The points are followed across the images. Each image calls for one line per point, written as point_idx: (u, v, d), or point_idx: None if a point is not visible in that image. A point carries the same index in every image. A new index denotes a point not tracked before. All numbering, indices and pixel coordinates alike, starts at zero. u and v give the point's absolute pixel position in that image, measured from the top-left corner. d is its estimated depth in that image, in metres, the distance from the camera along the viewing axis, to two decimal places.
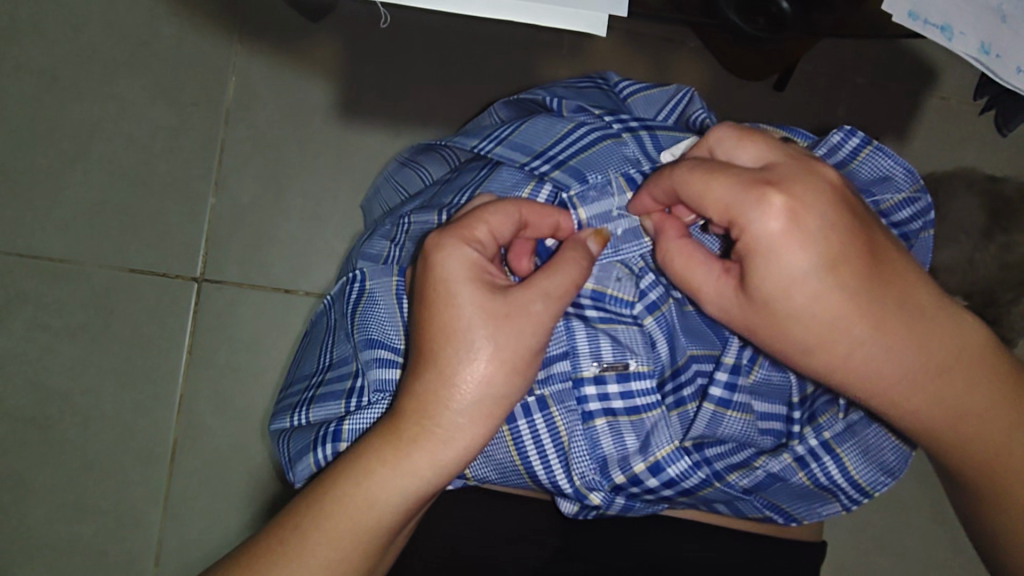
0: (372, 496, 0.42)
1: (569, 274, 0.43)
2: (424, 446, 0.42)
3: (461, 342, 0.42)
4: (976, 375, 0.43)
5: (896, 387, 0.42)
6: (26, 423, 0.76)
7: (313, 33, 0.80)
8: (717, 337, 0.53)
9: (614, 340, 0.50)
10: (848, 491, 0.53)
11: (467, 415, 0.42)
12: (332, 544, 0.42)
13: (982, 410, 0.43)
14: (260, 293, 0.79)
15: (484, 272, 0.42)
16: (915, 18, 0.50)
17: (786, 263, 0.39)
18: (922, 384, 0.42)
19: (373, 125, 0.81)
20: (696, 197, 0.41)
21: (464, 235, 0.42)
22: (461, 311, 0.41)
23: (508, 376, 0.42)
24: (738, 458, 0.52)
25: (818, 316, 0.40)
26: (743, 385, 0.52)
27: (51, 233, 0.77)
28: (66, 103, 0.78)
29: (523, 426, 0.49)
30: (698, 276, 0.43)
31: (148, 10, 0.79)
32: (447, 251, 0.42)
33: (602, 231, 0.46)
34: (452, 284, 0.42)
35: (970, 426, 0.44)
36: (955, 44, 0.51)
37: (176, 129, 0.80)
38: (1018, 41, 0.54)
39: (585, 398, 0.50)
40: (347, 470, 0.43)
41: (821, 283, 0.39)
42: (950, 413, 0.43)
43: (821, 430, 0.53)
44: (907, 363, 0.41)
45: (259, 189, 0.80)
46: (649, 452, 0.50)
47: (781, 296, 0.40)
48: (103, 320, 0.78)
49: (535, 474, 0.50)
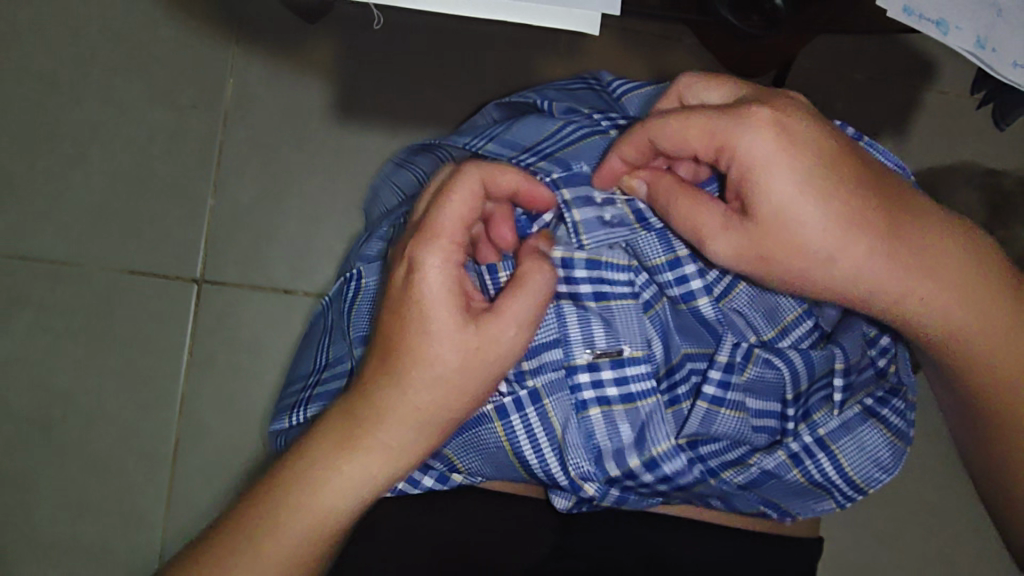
0: (327, 503, 0.43)
1: (540, 299, 0.44)
2: (379, 459, 0.44)
3: (431, 359, 0.43)
4: (964, 265, 0.45)
5: (905, 278, 0.44)
6: (30, 425, 0.77)
7: (311, 34, 0.80)
8: (712, 336, 0.54)
9: (608, 329, 0.52)
10: (843, 488, 0.54)
11: (417, 415, 0.43)
12: (282, 553, 0.43)
13: (979, 303, 0.46)
14: (260, 293, 0.80)
15: (462, 287, 0.43)
16: (910, 13, 0.51)
17: (785, 168, 0.41)
18: (926, 273, 0.44)
19: (370, 125, 0.81)
20: (673, 141, 0.42)
21: (445, 241, 0.42)
22: (428, 315, 0.42)
23: (468, 401, 0.45)
24: (732, 455, 0.54)
25: (824, 214, 0.42)
26: (736, 384, 0.52)
27: (52, 236, 0.78)
28: (65, 106, 0.79)
29: (516, 421, 0.51)
30: (691, 220, 0.44)
31: (146, 12, 0.80)
32: (426, 258, 0.42)
33: (547, 234, 0.49)
34: (432, 299, 0.42)
35: (971, 322, 0.46)
36: (951, 38, 0.52)
37: (175, 131, 0.80)
38: (1016, 34, 0.55)
39: (579, 387, 0.52)
40: (292, 474, 0.44)
41: (822, 195, 0.41)
42: (951, 306, 0.45)
43: (815, 426, 0.54)
44: (907, 252, 0.43)
45: (259, 190, 0.80)
46: (644, 447, 0.52)
47: (787, 202, 0.41)
48: (104, 322, 0.78)
49: (530, 466, 0.52)
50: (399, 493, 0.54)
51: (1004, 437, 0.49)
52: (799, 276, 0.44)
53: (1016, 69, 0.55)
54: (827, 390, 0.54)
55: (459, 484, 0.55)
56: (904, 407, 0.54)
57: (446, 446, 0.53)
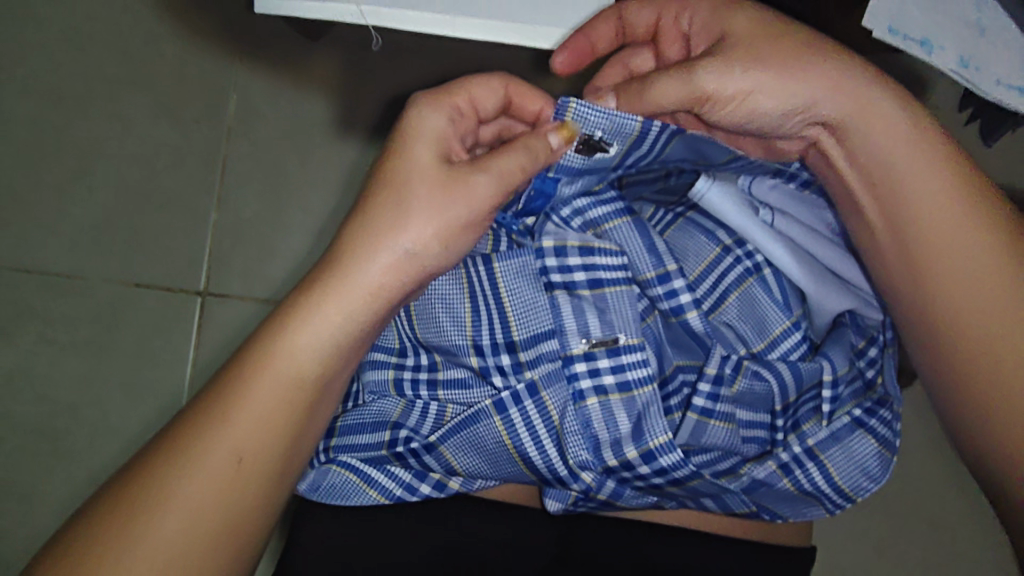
0: (292, 346, 0.45)
1: (518, 158, 0.47)
2: (334, 292, 0.46)
3: (399, 194, 0.47)
4: (923, 136, 0.49)
5: (857, 111, 0.48)
6: (34, 436, 0.78)
7: (311, 52, 0.81)
8: (702, 349, 0.56)
9: (603, 317, 0.54)
10: (832, 496, 0.55)
11: (391, 264, 0.47)
12: (255, 417, 0.44)
13: (936, 167, 0.48)
14: (262, 306, 0.81)
15: (446, 144, 0.49)
16: (894, 33, 0.61)
17: (738, 10, 0.51)
18: (873, 116, 0.48)
19: (370, 140, 0.82)
20: (639, 14, 0.59)
21: (446, 100, 0.50)
22: (417, 167, 0.47)
23: (432, 242, 0.47)
24: (724, 465, 0.55)
25: (779, 36, 0.49)
26: (726, 396, 0.54)
27: (56, 249, 0.79)
28: (69, 121, 0.80)
29: (515, 414, 0.53)
30: (671, 77, 0.48)
31: (150, 29, 0.81)
32: (427, 114, 0.49)
33: (569, 131, 0.48)
34: (416, 142, 0.48)
35: (926, 177, 0.48)
36: (935, 57, 0.62)
37: (178, 146, 0.81)
38: (997, 52, 0.62)
39: (576, 376, 0.54)
40: (270, 330, 0.46)
41: (770, 22, 0.50)
42: (907, 159, 0.48)
43: (805, 437, 0.55)
44: (858, 91, 0.48)
45: (261, 204, 0.82)
46: (642, 440, 0.53)
47: (748, 28, 0.50)
48: (109, 334, 0.80)
49: (532, 462, 0.53)
50: (397, 500, 0.55)
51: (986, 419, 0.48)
52: (772, 88, 0.48)
53: (997, 85, 0.62)
54: (815, 402, 0.56)
55: (456, 492, 0.56)
56: (892, 417, 0.55)
57: (445, 443, 0.53)
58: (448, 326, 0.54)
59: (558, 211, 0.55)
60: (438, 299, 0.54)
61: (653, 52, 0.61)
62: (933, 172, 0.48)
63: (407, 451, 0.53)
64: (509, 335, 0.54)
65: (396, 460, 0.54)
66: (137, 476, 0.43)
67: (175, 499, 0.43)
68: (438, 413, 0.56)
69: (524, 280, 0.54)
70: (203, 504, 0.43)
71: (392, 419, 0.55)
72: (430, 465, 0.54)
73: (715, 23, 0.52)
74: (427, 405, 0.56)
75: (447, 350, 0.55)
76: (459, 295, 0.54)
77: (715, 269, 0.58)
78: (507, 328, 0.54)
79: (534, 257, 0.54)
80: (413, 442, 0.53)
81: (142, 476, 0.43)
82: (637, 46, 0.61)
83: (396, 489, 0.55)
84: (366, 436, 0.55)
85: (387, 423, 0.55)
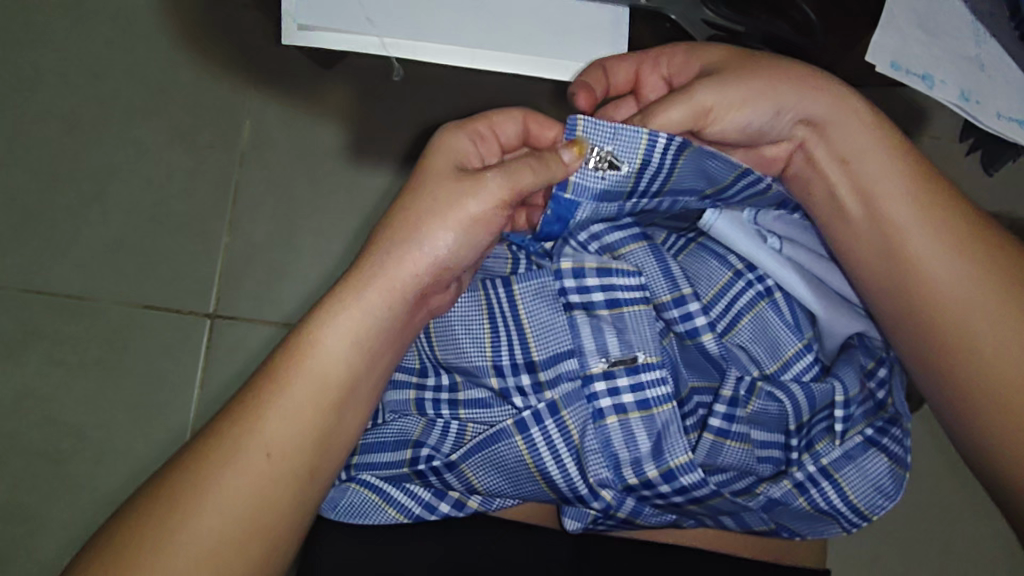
0: (312, 339, 0.47)
1: (528, 160, 0.49)
2: (351, 286, 0.49)
3: (414, 196, 0.50)
4: (891, 148, 0.52)
5: (828, 122, 0.52)
6: (39, 458, 0.78)
7: (325, 80, 0.82)
8: (717, 370, 0.58)
9: (622, 337, 0.55)
10: (848, 515, 0.56)
11: (406, 258, 0.49)
12: (285, 419, 0.46)
13: (907, 175, 0.51)
14: (270, 329, 0.82)
15: (464, 156, 0.52)
16: (896, 68, 0.63)
17: (710, 47, 0.57)
18: (845, 128, 0.52)
19: (382, 165, 0.83)
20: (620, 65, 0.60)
21: (468, 122, 0.54)
22: (439, 177, 0.50)
23: (445, 236, 0.49)
24: (740, 484, 0.56)
25: (755, 60, 0.54)
26: (741, 417, 0.55)
27: (69, 271, 0.80)
28: (86, 146, 0.81)
29: (536, 434, 0.54)
30: (674, 104, 0.51)
31: (167, 56, 0.82)
32: (451, 133, 0.52)
33: (582, 144, 0.49)
34: (435, 152, 0.52)
35: (897, 182, 0.51)
36: (936, 90, 0.64)
37: (191, 170, 0.82)
38: (996, 86, 0.65)
39: (596, 395, 0.55)
40: (297, 340, 0.48)
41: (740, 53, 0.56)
42: (880, 169, 0.52)
43: (819, 456, 0.56)
44: (829, 103, 0.52)
45: (272, 227, 0.83)
46: (662, 458, 0.54)
47: (724, 58, 0.55)
48: (119, 355, 0.80)
49: (553, 480, 0.54)
50: (416, 519, 0.56)
51: (985, 426, 0.49)
52: (758, 101, 0.52)
53: (997, 118, 0.65)
54: (828, 421, 0.57)
55: (475, 511, 0.57)
56: (904, 435, 0.56)
57: (466, 462, 0.55)
58: (468, 347, 0.56)
59: (576, 236, 0.57)
60: (458, 320, 0.56)
61: (637, 101, 0.60)
62: (903, 162, 0.52)
63: (428, 469, 0.55)
64: (529, 355, 0.55)
65: (417, 478, 0.55)
66: (171, 476, 0.44)
67: (207, 497, 0.43)
68: (459, 432, 0.57)
69: (543, 301, 0.56)
70: (230, 505, 0.43)
71: (414, 438, 0.57)
72: (451, 483, 0.55)
73: (690, 61, 0.57)
74: (448, 424, 0.57)
75: (467, 370, 0.56)
76: (478, 315, 0.56)
77: (727, 293, 0.58)
78: (527, 348, 0.55)
79: (552, 279, 0.56)
80: (435, 460, 0.55)
81: (173, 482, 0.44)
82: (622, 97, 0.61)
83: (415, 508, 0.56)
84: (388, 455, 0.57)
85: (409, 442, 0.56)
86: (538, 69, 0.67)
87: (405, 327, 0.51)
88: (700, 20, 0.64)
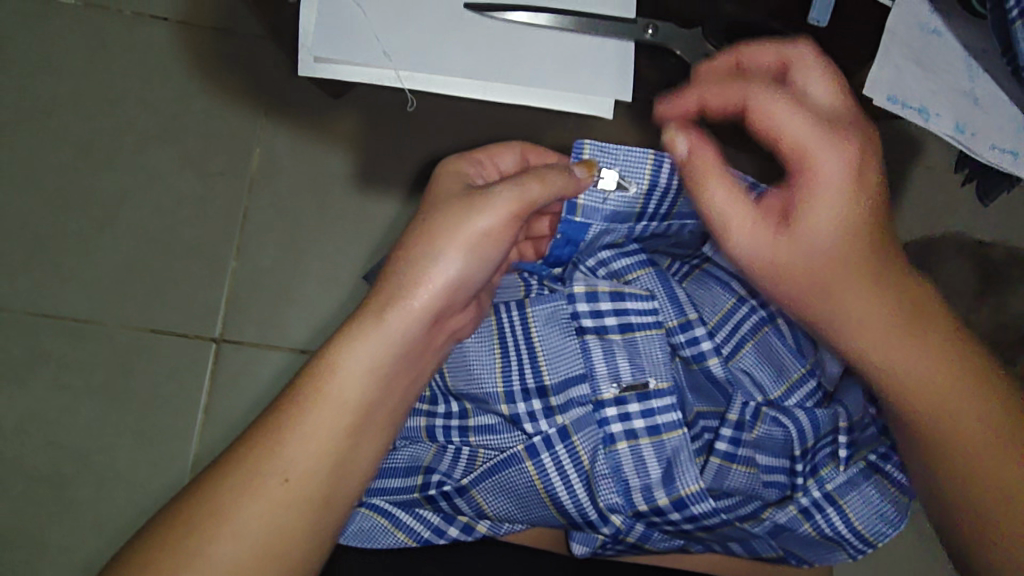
0: (331, 362, 0.48)
1: (535, 176, 0.52)
2: (370, 316, 0.50)
3: (423, 216, 0.54)
4: (910, 373, 0.51)
5: (845, 336, 0.52)
6: (42, 482, 0.78)
7: (335, 109, 0.84)
8: (723, 396, 0.59)
9: (634, 362, 0.56)
10: (854, 542, 0.57)
11: (423, 278, 0.51)
12: (303, 445, 0.46)
13: (911, 401, 0.52)
14: (276, 353, 0.82)
15: (469, 181, 0.57)
16: (894, 101, 0.64)
17: (813, 180, 0.49)
18: (863, 346, 0.51)
19: (389, 193, 0.85)
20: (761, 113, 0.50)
21: (470, 153, 0.59)
22: (447, 197, 0.54)
23: (458, 251, 0.51)
24: (745, 509, 0.58)
25: (808, 237, 0.49)
26: (746, 441, 0.57)
27: (78, 296, 0.81)
28: (98, 173, 0.83)
29: (547, 459, 0.55)
30: (724, 182, 0.51)
31: (181, 85, 0.84)
32: (455, 162, 0.58)
33: (590, 165, 0.54)
34: (440, 178, 0.57)
35: (892, 395, 0.52)
36: (932, 123, 0.66)
37: (201, 196, 0.84)
38: (989, 119, 0.67)
39: (606, 420, 0.56)
40: (318, 365, 0.49)
41: (821, 216, 0.49)
42: (879, 382, 0.52)
43: (823, 482, 0.57)
44: (850, 323, 0.51)
45: (279, 253, 0.84)
46: (673, 486, 0.55)
47: (791, 210, 0.50)
48: (125, 379, 0.81)
49: (563, 504, 0.55)
50: (424, 541, 0.57)
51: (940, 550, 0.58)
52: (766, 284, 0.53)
53: (990, 149, 0.67)
54: (832, 447, 0.58)
55: (483, 535, 0.58)
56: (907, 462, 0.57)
57: (476, 486, 0.56)
58: (480, 372, 0.57)
59: (584, 262, 0.58)
60: (472, 346, 0.57)
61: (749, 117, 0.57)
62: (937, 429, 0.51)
63: (439, 494, 0.56)
64: (540, 380, 0.56)
65: (428, 503, 0.56)
66: (194, 491, 0.45)
67: (228, 524, 0.43)
68: (469, 457, 0.57)
69: (555, 326, 0.56)
70: (251, 522, 0.44)
71: (425, 464, 0.58)
72: (461, 507, 0.56)
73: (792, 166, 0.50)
74: (459, 449, 0.58)
75: (478, 397, 0.57)
76: (489, 342, 0.57)
77: (730, 319, 0.60)
78: (539, 372, 0.56)
79: (566, 302, 0.57)
80: (446, 485, 0.56)
81: (189, 502, 0.44)
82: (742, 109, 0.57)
83: (424, 532, 0.56)
84: (399, 480, 0.58)
85: (420, 468, 0.57)
86: (541, 100, 0.67)
87: (424, 351, 0.52)
88: (702, 55, 0.63)
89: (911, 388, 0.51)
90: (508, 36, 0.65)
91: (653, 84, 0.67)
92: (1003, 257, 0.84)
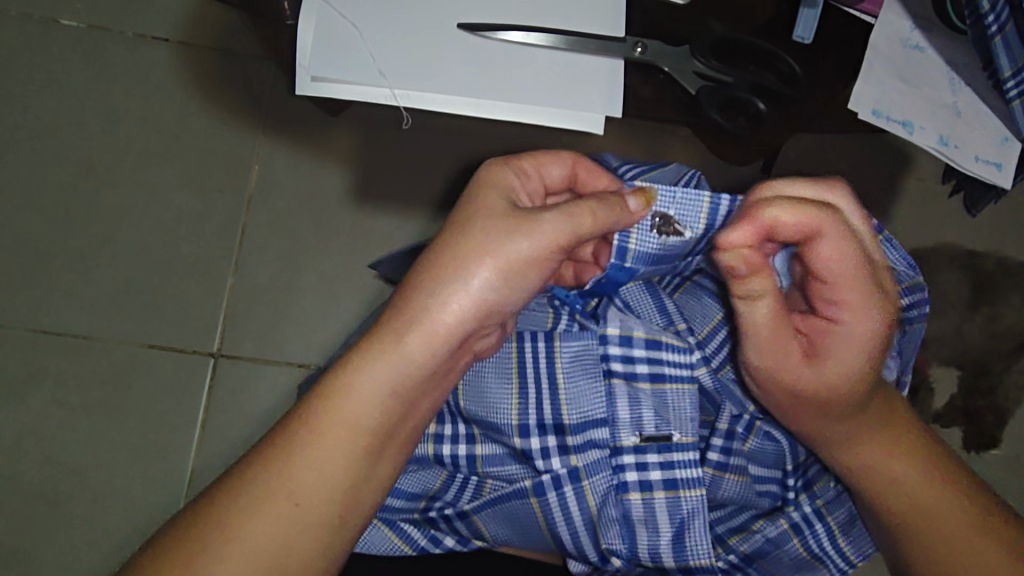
0: (347, 384, 0.48)
1: (588, 208, 0.51)
2: (386, 346, 0.49)
3: (460, 232, 0.51)
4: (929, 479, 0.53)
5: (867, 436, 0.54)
6: (39, 499, 0.79)
7: (332, 128, 0.85)
8: (713, 405, 0.60)
9: (659, 413, 0.57)
10: (837, 559, 0.58)
11: (458, 306, 0.50)
12: (314, 469, 0.46)
13: (919, 504, 0.53)
14: (274, 369, 0.83)
15: (513, 195, 0.54)
16: (878, 115, 0.66)
17: (856, 324, 0.49)
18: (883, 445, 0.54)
19: (387, 209, 0.86)
20: (825, 255, 0.47)
21: (513, 159, 0.55)
22: (486, 212, 0.51)
23: (497, 280, 0.50)
24: (736, 521, 0.60)
25: (842, 364, 0.50)
26: (738, 450, 0.59)
27: (76, 313, 0.81)
28: (98, 191, 0.84)
29: (553, 499, 0.56)
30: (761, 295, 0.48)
31: (181, 105, 0.85)
32: (496, 168, 0.54)
33: (646, 193, 0.53)
34: (481, 188, 0.53)
35: (909, 496, 0.53)
36: (917, 136, 0.67)
37: (200, 213, 0.85)
38: (972, 132, 0.68)
39: (622, 468, 0.57)
40: (330, 387, 0.48)
41: (865, 354, 0.50)
42: (895, 481, 0.54)
43: (815, 496, 0.59)
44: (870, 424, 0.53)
45: (278, 268, 0.85)
46: (683, 555, 0.57)
47: (828, 337, 0.50)
48: (123, 395, 0.81)
49: (562, 540, 0.58)
50: (423, 550, 0.59)
51: None
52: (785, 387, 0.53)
53: (974, 161, 0.68)
54: None
55: (479, 546, 0.61)
56: None
57: (477, 513, 0.59)
58: (498, 403, 0.56)
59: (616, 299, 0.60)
60: (491, 371, 0.57)
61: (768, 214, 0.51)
62: (929, 559, 0.52)
63: (439, 516, 0.59)
64: (559, 417, 0.56)
65: (428, 523, 0.60)
66: (202, 510, 0.45)
67: (237, 539, 0.44)
68: (477, 485, 0.59)
69: (584, 370, 0.57)
70: (261, 545, 0.44)
71: (431, 491, 0.60)
72: (461, 529, 0.60)
73: (835, 297, 0.49)
74: (467, 478, 0.59)
75: (492, 427, 0.57)
76: (509, 372, 0.57)
77: (720, 330, 0.62)
78: (559, 411, 0.56)
79: (597, 343, 0.57)
80: (448, 510, 0.59)
81: (197, 521, 0.45)
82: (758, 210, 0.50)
83: (420, 540, 0.59)
84: (402, 500, 0.59)
85: (425, 494, 0.59)
86: (535, 117, 0.68)
87: (444, 373, 0.51)
88: (690, 72, 0.63)
89: (909, 513, 0.53)
90: (499, 54, 0.67)
91: (641, 99, 0.68)
92: (993, 268, 0.85)
